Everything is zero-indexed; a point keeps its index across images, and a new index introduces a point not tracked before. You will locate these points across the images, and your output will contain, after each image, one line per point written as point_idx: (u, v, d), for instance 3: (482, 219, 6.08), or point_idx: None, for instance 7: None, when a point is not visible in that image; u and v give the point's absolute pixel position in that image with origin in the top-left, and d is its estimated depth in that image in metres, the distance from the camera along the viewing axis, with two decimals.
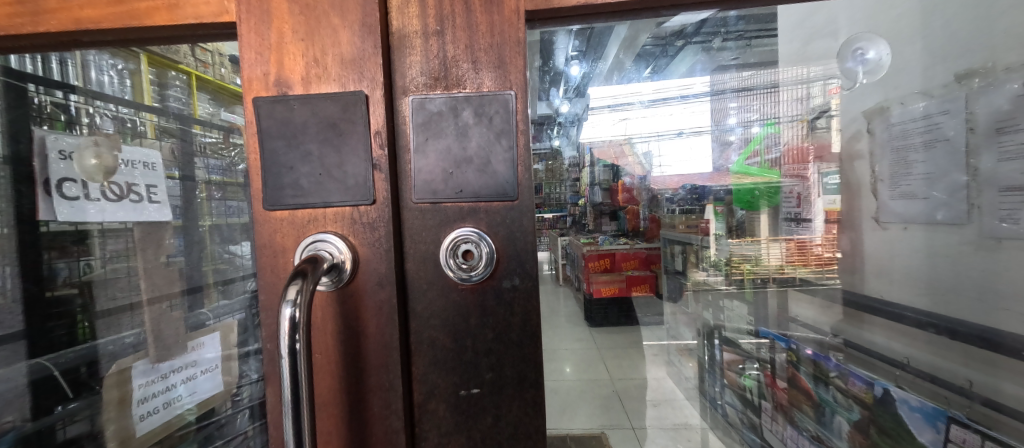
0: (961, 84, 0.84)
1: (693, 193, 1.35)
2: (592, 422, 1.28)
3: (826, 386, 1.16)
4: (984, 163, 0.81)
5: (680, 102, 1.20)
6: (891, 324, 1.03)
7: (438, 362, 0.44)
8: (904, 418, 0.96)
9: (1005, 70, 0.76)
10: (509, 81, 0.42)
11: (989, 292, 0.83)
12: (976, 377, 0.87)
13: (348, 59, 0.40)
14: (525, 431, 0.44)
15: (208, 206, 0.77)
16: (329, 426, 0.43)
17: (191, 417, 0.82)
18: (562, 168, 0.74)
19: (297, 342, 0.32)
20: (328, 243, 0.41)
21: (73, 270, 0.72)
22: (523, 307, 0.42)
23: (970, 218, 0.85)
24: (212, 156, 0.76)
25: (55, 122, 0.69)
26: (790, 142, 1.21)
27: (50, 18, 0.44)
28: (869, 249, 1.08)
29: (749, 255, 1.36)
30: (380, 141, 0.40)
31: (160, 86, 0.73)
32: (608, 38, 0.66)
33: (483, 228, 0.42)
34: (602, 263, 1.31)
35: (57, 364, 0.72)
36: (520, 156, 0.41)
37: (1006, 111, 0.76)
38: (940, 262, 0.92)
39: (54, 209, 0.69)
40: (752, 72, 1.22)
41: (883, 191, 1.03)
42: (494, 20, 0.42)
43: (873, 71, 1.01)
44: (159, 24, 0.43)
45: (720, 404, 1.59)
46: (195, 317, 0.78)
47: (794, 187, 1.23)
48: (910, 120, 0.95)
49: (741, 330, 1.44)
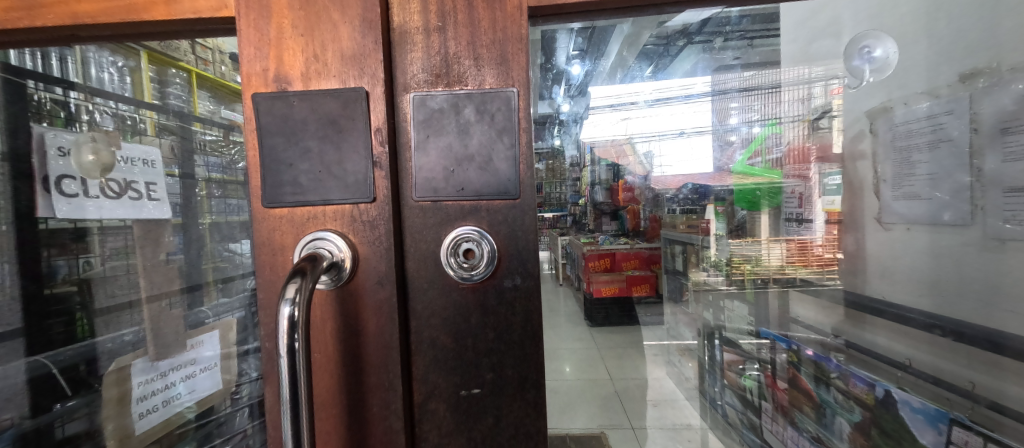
0: (965, 84, 0.83)
1: (694, 193, 1.35)
2: (592, 422, 1.28)
3: (827, 387, 1.15)
4: (988, 163, 0.81)
5: (683, 102, 1.17)
6: (894, 326, 1.03)
7: (438, 363, 0.44)
8: (906, 420, 0.95)
9: (1010, 70, 0.75)
10: (512, 78, 0.41)
11: (993, 294, 0.82)
12: (980, 379, 0.86)
13: (348, 55, 0.40)
14: (525, 432, 0.44)
15: (208, 204, 0.77)
16: (328, 426, 0.42)
17: (190, 415, 0.82)
18: (563, 167, 0.73)
19: (296, 341, 0.32)
20: (328, 242, 0.40)
21: (73, 267, 0.72)
22: (525, 306, 0.42)
23: (974, 219, 0.84)
24: (212, 153, 0.76)
25: (55, 118, 0.68)
26: (794, 142, 1.20)
27: (47, 12, 0.43)
28: (872, 250, 1.08)
29: (750, 255, 1.34)
30: (380, 139, 0.40)
31: (160, 83, 0.72)
32: (611, 35, 0.65)
33: (484, 227, 0.41)
34: (602, 263, 1.36)
35: (55, 362, 0.72)
36: (522, 154, 0.41)
37: (1010, 111, 0.76)
38: (944, 263, 0.91)
39: (53, 206, 0.69)
40: (754, 73, 1.20)
41: (886, 191, 1.03)
42: (496, 16, 0.41)
43: (880, 69, 1.00)
44: (158, 18, 0.42)
45: (720, 404, 1.57)
46: (195, 316, 0.78)
47: (796, 187, 1.22)
48: (914, 120, 0.94)
49: (741, 330, 1.41)
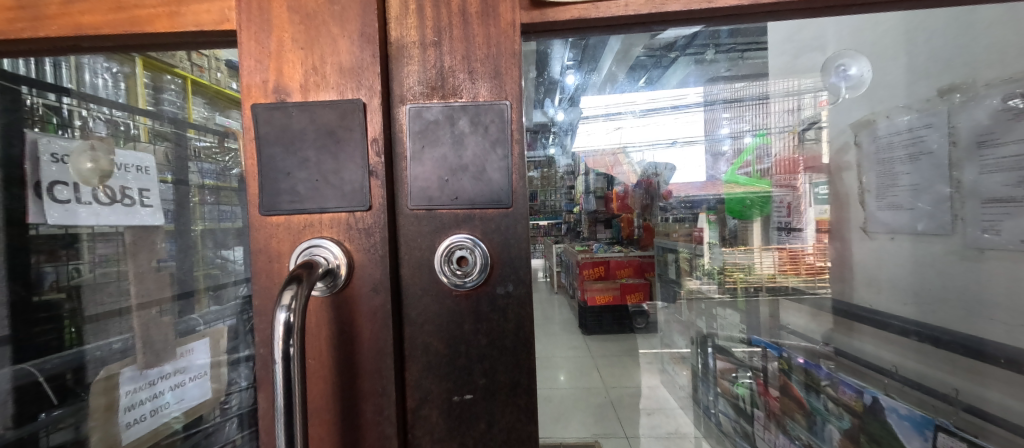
0: (943, 98, 0.87)
1: (686, 203, 1.39)
2: (586, 431, 1.28)
3: (817, 395, 1.17)
4: (967, 175, 0.83)
5: (673, 112, 1.21)
6: (879, 333, 1.05)
7: (431, 368, 0.44)
8: (892, 426, 0.95)
9: (985, 86, 0.79)
10: (505, 91, 0.42)
11: (974, 302, 0.85)
12: (964, 386, 0.88)
13: (346, 67, 0.41)
14: (518, 437, 0.44)
15: (201, 210, 0.76)
16: (321, 432, 0.42)
17: (178, 425, 0.81)
18: (557, 176, 0.77)
19: (291, 347, 0.32)
20: (323, 249, 0.41)
21: (61, 274, 0.71)
22: (517, 313, 0.43)
23: (955, 229, 0.87)
24: (206, 160, 0.76)
25: (47, 124, 0.68)
26: (782, 153, 1.23)
27: (51, 23, 0.44)
28: (857, 258, 1.10)
29: (742, 264, 1.36)
30: (377, 149, 0.41)
31: (155, 89, 0.73)
32: (603, 50, 0.68)
33: (478, 234, 0.42)
34: (597, 270, 1.36)
35: (42, 370, 0.71)
36: (515, 164, 0.42)
37: (986, 125, 0.79)
38: (926, 271, 0.94)
39: (45, 212, 0.68)
40: (743, 84, 1.23)
41: (870, 202, 1.05)
42: (490, 32, 0.43)
43: (855, 86, 1.06)
44: (160, 31, 0.43)
45: (714, 412, 1.59)
46: (186, 323, 0.77)
47: (784, 197, 1.25)
48: (895, 133, 0.97)
49: (734, 338, 1.44)
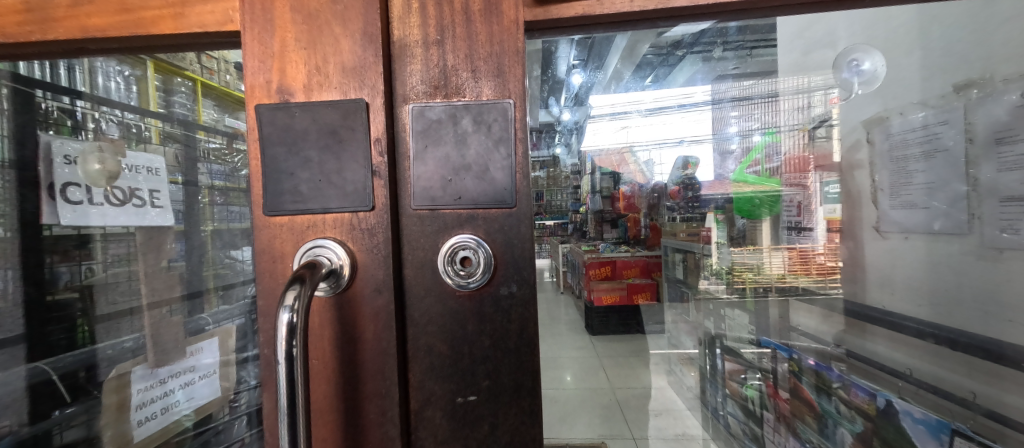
0: (959, 94, 0.84)
1: (693, 202, 1.35)
2: (592, 431, 1.26)
3: (828, 397, 1.16)
4: (984, 172, 0.81)
5: (679, 111, 1.24)
6: (895, 336, 1.01)
7: (434, 370, 0.44)
8: (907, 431, 0.95)
9: (1003, 81, 0.76)
10: (508, 90, 0.42)
11: (992, 303, 0.82)
12: (981, 390, 0.85)
13: (349, 67, 0.41)
14: (521, 439, 0.44)
15: (210, 211, 0.79)
16: (324, 433, 0.42)
17: (188, 423, 0.82)
18: (562, 175, 0.76)
19: (293, 348, 0.32)
20: (327, 249, 0.41)
21: (75, 274, 0.72)
22: (520, 313, 0.43)
23: (972, 229, 0.84)
24: (216, 162, 0.79)
25: (62, 127, 0.69)
26: (791, 152, 1.21)
27: (58, 25, 0.45)
28: (869, 258, 1.07)
29: (751, 264, 1.35)
30: (380, 148, 0.41)
31: (165, 92, 0.75)
32: (608, 48, 0.67)
33: (482, 235, 0.42)
34: (603, 271, 1.37)
35: (56, 368, 0.72)
36: (519, 164, 0.41)
37: (1004, 121, 0.77)
38: (942, 271, 0.91)
39: (57, 213, 0.69)
40: (752, 82, 1.25)
41: (883, 200, 1.02)
42: (493, 29, 0.42)
43: (869, 82, 1.03)
44: (165, 32, 0.44)
45: (723, 414, 1.58)
46: (196, 322, 0.79)
47: (794, 196, 1.22)
48: (909, 130, 0.95)
49: (743, 339, 1.43)
